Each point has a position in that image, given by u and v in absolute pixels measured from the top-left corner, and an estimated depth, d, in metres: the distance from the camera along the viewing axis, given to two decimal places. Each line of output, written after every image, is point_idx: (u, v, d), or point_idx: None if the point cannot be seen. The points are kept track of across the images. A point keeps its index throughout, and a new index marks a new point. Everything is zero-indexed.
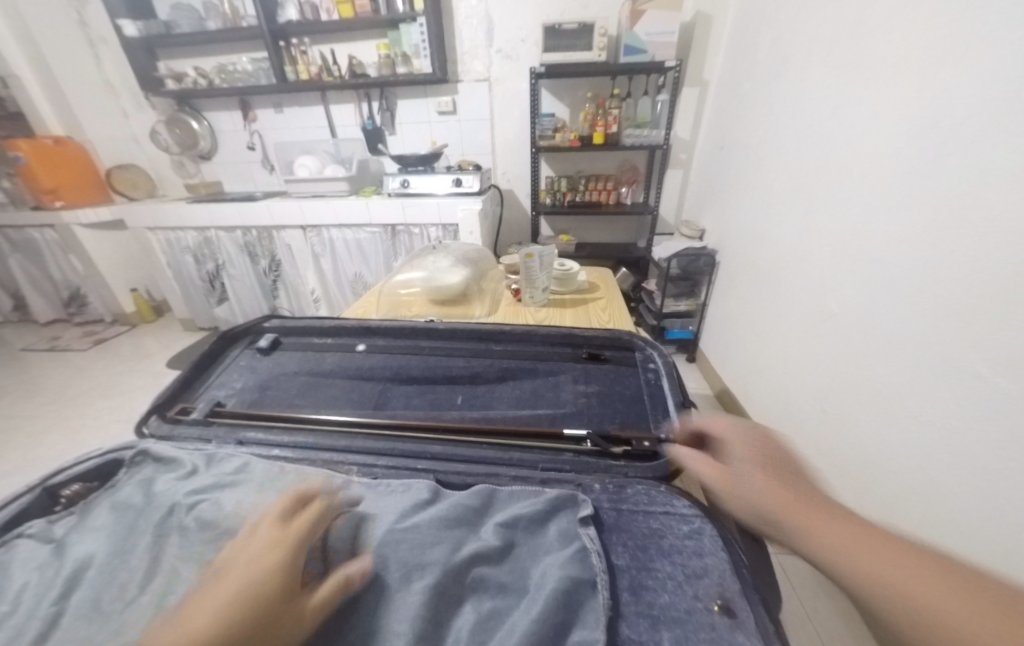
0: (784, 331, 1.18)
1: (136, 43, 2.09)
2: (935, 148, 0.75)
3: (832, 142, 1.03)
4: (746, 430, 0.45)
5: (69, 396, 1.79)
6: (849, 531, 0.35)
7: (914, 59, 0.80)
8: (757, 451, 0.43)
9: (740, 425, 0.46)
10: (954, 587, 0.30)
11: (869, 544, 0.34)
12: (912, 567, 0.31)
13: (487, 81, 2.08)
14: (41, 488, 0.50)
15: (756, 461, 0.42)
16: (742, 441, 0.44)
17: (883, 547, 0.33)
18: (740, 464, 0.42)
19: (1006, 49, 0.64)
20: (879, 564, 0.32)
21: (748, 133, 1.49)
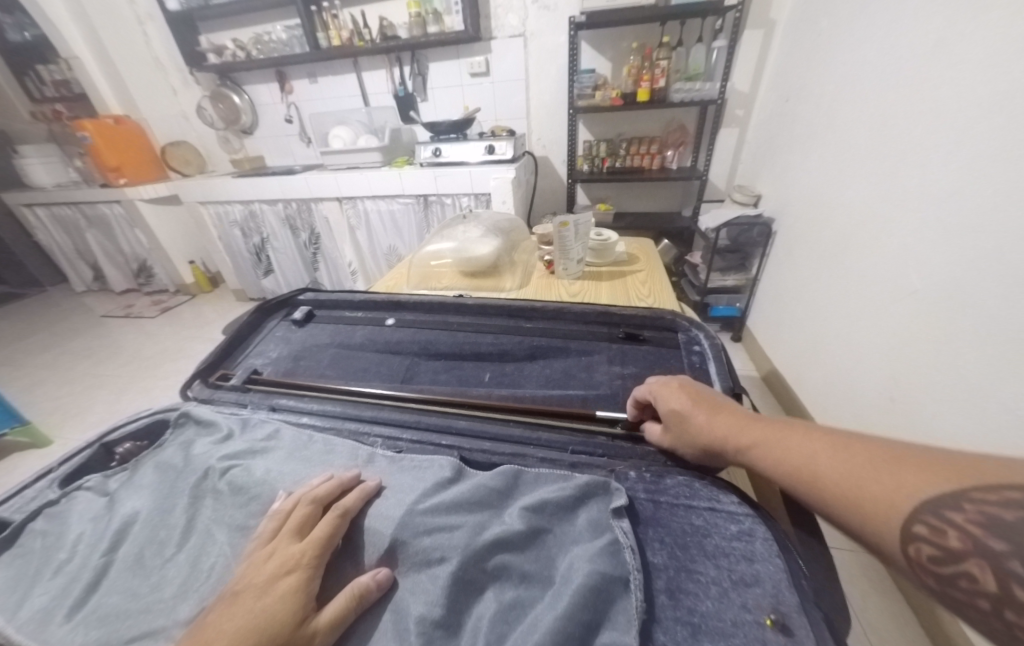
0: (849, 308, 1.05)
1: (178, 18, 2.12)
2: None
3: (934, 84, 0.84)
4: (665, 388, 0.47)
5: (141, 358, 1.98)
6: (769, 438, 0.37)
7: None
8: (684, 400, 0.45)
9: (662, 382, 0.48)
10: (853, 450, 0.32)
11: (803, 442, 0.35)
12: (821, 448, 0.34)
13: (522, 37, 1.93)
14: (100, 443, 0.54)
15: (688, 414, 0.44)
16: (669, 396, 0.46)
17: (796, 437, 0.36)
18: (679, 423, 0.45)
19: None
20: (796, 456, 0.34)
21: (821, 79, 1.29)
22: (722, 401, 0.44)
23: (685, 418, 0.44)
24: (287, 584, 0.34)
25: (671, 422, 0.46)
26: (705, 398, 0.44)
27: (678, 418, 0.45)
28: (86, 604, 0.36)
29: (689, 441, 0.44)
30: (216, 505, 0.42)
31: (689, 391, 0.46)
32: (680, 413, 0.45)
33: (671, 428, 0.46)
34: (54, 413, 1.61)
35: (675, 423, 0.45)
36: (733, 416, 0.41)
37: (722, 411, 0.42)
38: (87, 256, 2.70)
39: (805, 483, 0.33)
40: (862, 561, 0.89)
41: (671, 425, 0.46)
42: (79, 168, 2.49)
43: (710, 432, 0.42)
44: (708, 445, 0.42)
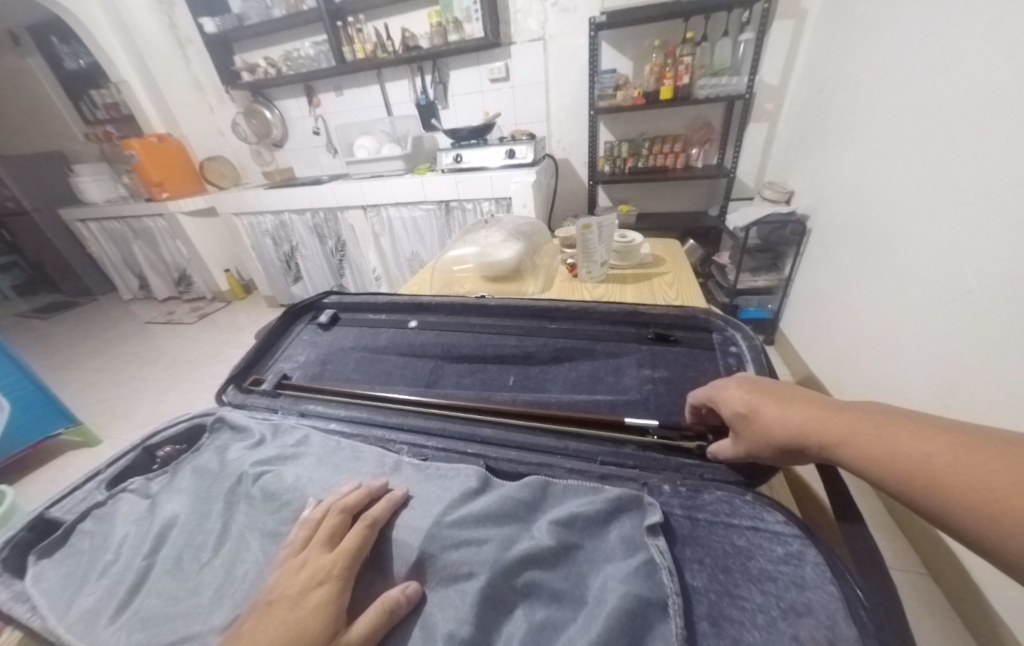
0: (895, 306, 0.97)
1: (215, 40, 2.25)
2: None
3: (987, 67, 0.78)
4: (723, 389, 0.44)
5: (181, 362, 2.08)
6: (863, 432, 0.33)
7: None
8: (748, 399, 0.41)
9: (720, 384, 0.44)
10: (982, 454, 0.28)
11: (908, 439, 0.31)
12: (938, 447, 0.30)
13: (541, 41, 1.93)
14: (143, 447, 0.57)
15: (754, 415, 0.40)
16: (730, 397, 0.42)
17: (900, 434, 0.32)
18: (748, 428, 0.40)
19: None
20: (906, 456, 0.30)
21: (859, 67, 1.22)
22: (791, 393, 0.40)
23: (751, 418, 0.40)
24: (319, 595, 0.34)
25: (740, 428, 0.41)
26: (771, 392, 0.40)
27: (741, 418, 0.41)
28: (128, 607, 0.37)
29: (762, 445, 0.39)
30: (249, 511, 0.43)
31: (751, 387, 0.41)
32: (747, 415, 0.40)
33: (740, 434, 0.42)
34: (103, 414, 1.72)
35: (743, 428, 0.41)
36: (809, 409, 0.37)
37: (795, 403, 0.38)
38: (133, 266, 2.88)
39: (922, 488, 0.29)
40: (915, 582, 0.83)
41: (741, 433, 0.41)
42: (126, 184, 2.67)
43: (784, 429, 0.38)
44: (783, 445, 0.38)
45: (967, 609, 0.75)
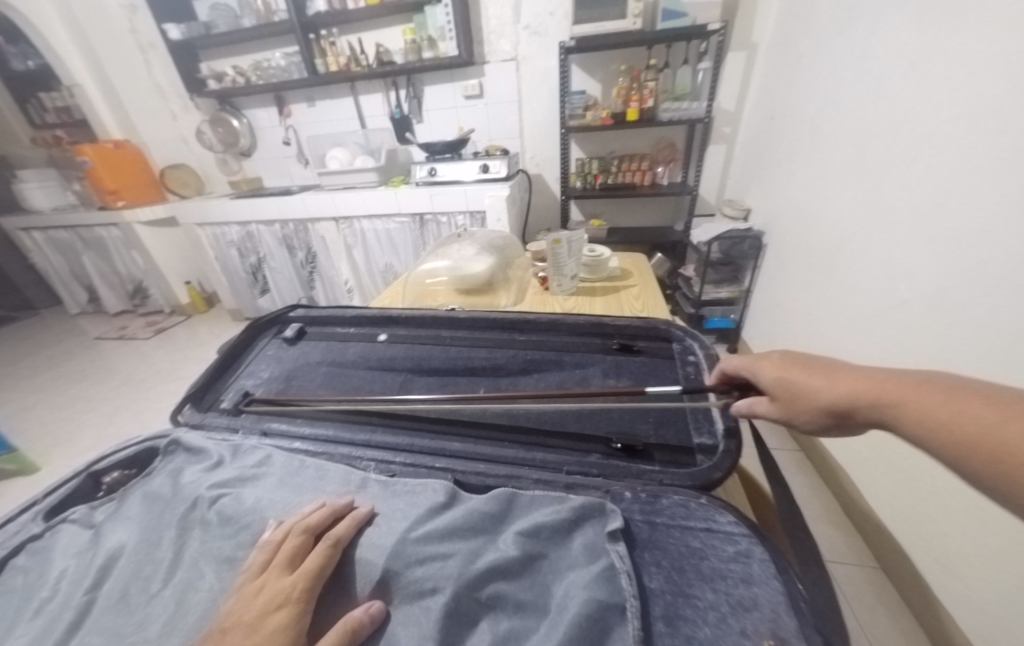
0: (841, 314, 1.06)
1: (179, 47, 2.20)
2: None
3: (913, 100, 0.87)
4: (762, 359, 0.46)
5: (133, 380, 1.96)
6: (915, 397, 0.33)
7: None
8: (788, 367, 0.42)
9: (759, 355, 0.46)
10: None
11: (977, 408, 0.29)
12: (1015, 415, 0.28)
13: (514, 61, 2.01)
14: (87, 473, 0.53)
15: (794, 379, 0.41)
16: (769, 367, 0.44)
17: (967, 404, 0.30)
18: (786, 391, 0.42)
19: None
20: (970, 422, 0.29)
21: (805, 96, 1.33)
22: (837, 363, 0.40)
23: (791, 385, 0.41)
24: (277, 620, 0.33)
25: (776, 392, 0.43)
26: (813, 362, 0.41)
27: (780, 385, 0.43)
28: None
29: (800, 408, 0.40)
30: (204, 536, 0.41)
31: (794, 358, 0.43)
32: (786, 380, 0.42)
33: (777, 399, 0.43)
34: (42, 438, 1.59)
35: (781, 391, 0.42)
36: (856, 377, 0.37)
37: (840, 372, 0.39)
38: (83, 278, 2.71)
39: (986, 458, 0.28)
40: (869, 576, 0.90)
41: (778, 396, 0.43)
42: (77, 191, 2.53)
43: (826, 396, 0.38)
44: (825, 411, 0.39)
45: (916, 601, 0.80)
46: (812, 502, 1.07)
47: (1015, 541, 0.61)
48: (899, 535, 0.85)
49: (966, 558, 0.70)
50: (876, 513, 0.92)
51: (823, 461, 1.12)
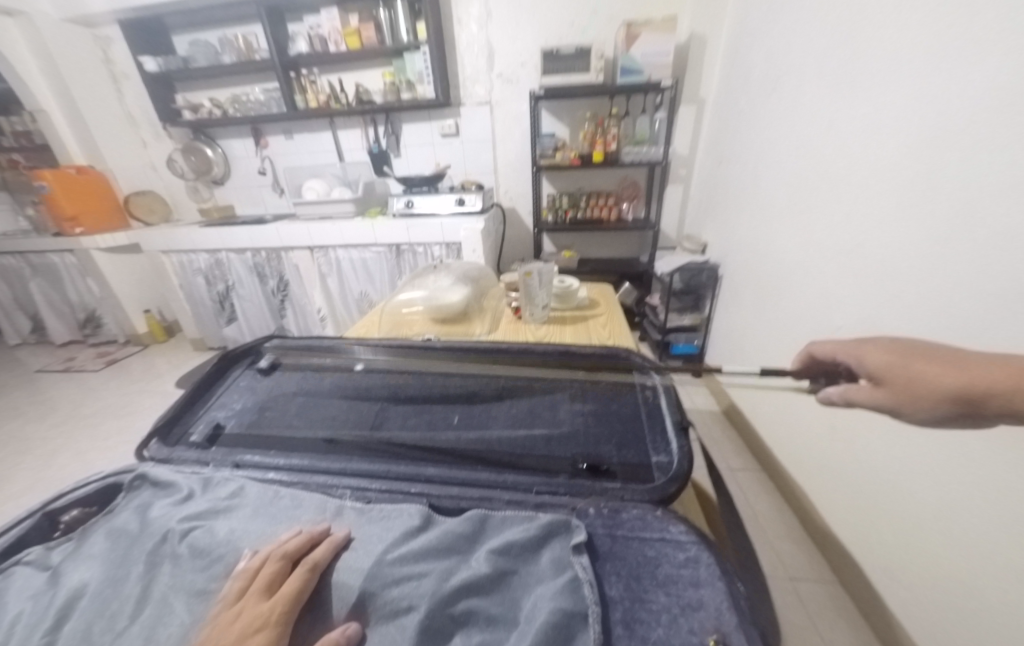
0: (788, 340, 1.16)
1: (155, 78, 2.22)
2: (965, 154, 0.69)
3: (832, 156, 1.02)
4: (867, 346, 0.44)
5: (79, 417, 1.83)
6: None
7: (923, 69, 0.77)
8: (903, 355, 0.41)
9: (861, 343, 0.45)
10: None
11: None
12: None
13: (488, 104, 2.17)
14: (42, 513, 0.51)
15: (910, 366, 0.40)
16: (877, 354, 0.43)
17: None
18: (899, 377, 0.40)
19: (1003, 70, 0.63)
20: None
21: (747, 147, 1.51)
22: (956, 352, 0.40)
23: (909, 373, 0.40)
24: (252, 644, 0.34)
25: (886, 378, 0.42)
26: (927, 350, 0.41)
27: (893, 372, 0.41)
28: None
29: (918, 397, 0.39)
30: (175, 570, 0.41)
31: (905, 347, 0.42)
32: (900, 367, 0.41)
33: (884, 387, 0.42)
34: None
35: (892, 378, 0.41)
36: (988, 366, 0.37)
37: (966, 360, 0.38)
38: (28, 306, 2.55)
39: None
40: (828, 590, 0.95)
41: (886, 383, 0.42)
42: (31, 217, 2.43)
43: (959, 385, 0.37)
44: (952, 401, 0.38)
45: (872, 612, 0.86)
46: (774, 520, 1.13)
47: (954, 544, 0.68)
48: (853, 547, 0.92)
49: (911, 565, 0.76)
50: (832, 528, 0.99)
51: (783, 480, 1.19)
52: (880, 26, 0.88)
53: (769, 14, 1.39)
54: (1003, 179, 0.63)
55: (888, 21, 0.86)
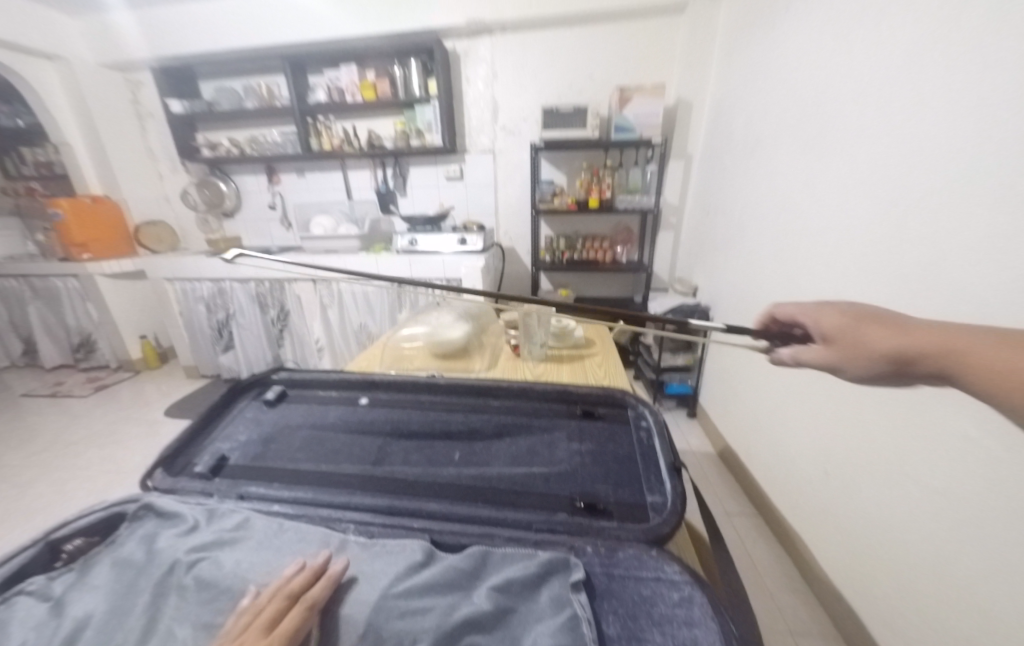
0: (778, 383, 1.21)
1: (180, 119, 2.38)
2: (926, 219, 0.76)
3: (810, 213, 1.11)
4: (824, 309, 0.46)
5: (61, 445, 1.79)
6: (997, 351, 0.35)
7: (885, 143, 0.86)
8: (857, 318, 0.43)
9: (820, 306, 0.47)
10: None
11: None
12: None
13: (491, 153, 2.33)
14: (44, 541, 0.51)
15: (858, 327, 0.42)
16: (831, 317, 0.45)
17: None
18: (847, 338, 0.43)
19: (953, 151, 0.71)
20: None
21: (732, 200, 1.63)
22: (906, 318, 0.41)
23: (857, 335, 0.42)
24: None
25: (837, 338, 0.44)
26: (880, 315, 0.43)
27: (844, 334, 0.43)
28: None
29: (861, 359, 0.42)
30: (181, 602, 0.42)
31: (860, 311, 0.44)
32: (851, 329, 0.43)
33: (834, 347, 0.44)
34: None
35: (840, 338, 0.43)
36: (933, 332, 0.39)
37: (916, 327, 0.40)
38: (23, 329, 2.55)
39: None
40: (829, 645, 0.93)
41: (835, 343, 0.44)
42: (40, 242, 2.50)
43: (903, 347, 0.39)
44: (896, 361, 0.40)
45: None
46: (772, 568, 1.12)
47: (950, 594, 0.68)
48: (852, 598, 0.91)
49: (909, 615, 0.76)
50: (831, 577, 0.98)
51: (780, 526, 1.19)
52: (843, 104, 1.00)
53: (748, 86, 1.55)
54: (959, 244, 0.70)
55: (852, 100, 0.97)
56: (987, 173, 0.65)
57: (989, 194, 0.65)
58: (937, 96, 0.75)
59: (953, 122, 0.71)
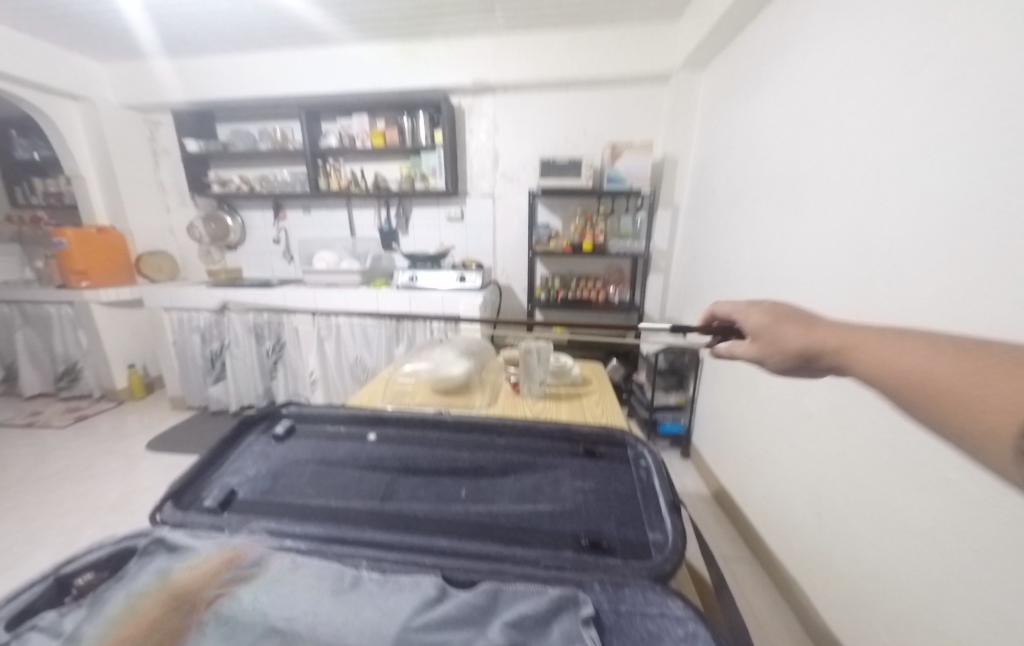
0: (769, 423, 1.26)
1: (194, 157, 2.50)
2: (895, 276, 0.82)
3: (788, 264, 1.20)
4: (756, 311, 0.58)
5: (33, 479, 1.72)
6: (862, 343, 0.42)
7: (852, 203, 0.95)
8: (776, 318, 0.54)
9: (754, 310, 0.58)
10: (969, 358, 0.33)
11: (910, 346, 0.38)
12: (935, 354, 0.35)
13: (491, 197, 2.48)
14: (53, 577, 0.51)
15: (773, 326, 0.54)
16: (759, 319, 0.56)
17: (899, 344, 0.39)
18: (766, 334, 0.55)
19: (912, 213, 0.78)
20: (896, 361, 0.38)
21: (717, 248, 1.75)
22: (812, 318, 0.51)
23: (773, 332, 0.54)
24: None
25: (759, 335, 0.56)
26: (793, 316, 0.53)
27: (764, 332, 0.55)
28: None
29: (775, 351, 0.53)
30: None
31: (779, 313, 0.55)
32: (768, 327, 0.55)
33: (760, 342, 0.56)
34: None
35: (761, 334, 0.55)
36: (824, 328, 0.48)
37: (816, 325, 0.49)
38: (7, 355, 2.50)
39: (911, 390, 0.36)
40: None
41: (760, 339, 0.56)
42: (38, 269, 2.51)
43: (801, 341, 0.49)
44: (798, 353, 0.50)
45: None
46: (771, 616, 1.10)
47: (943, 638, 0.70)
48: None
49: None
50: (830, 625, 0.97)
51: (777, 571, 1.19)
52: (812, 167, 1.11)
53: (728, 148, 1.72)
54: (912, 298, 0.78)
55: (820, 165, 1.08)
56: (936, 236, 0.73)
57: (944, 257, 0.72)
58: (889, 169, 0.84)
59: (903, 193, 0.81)
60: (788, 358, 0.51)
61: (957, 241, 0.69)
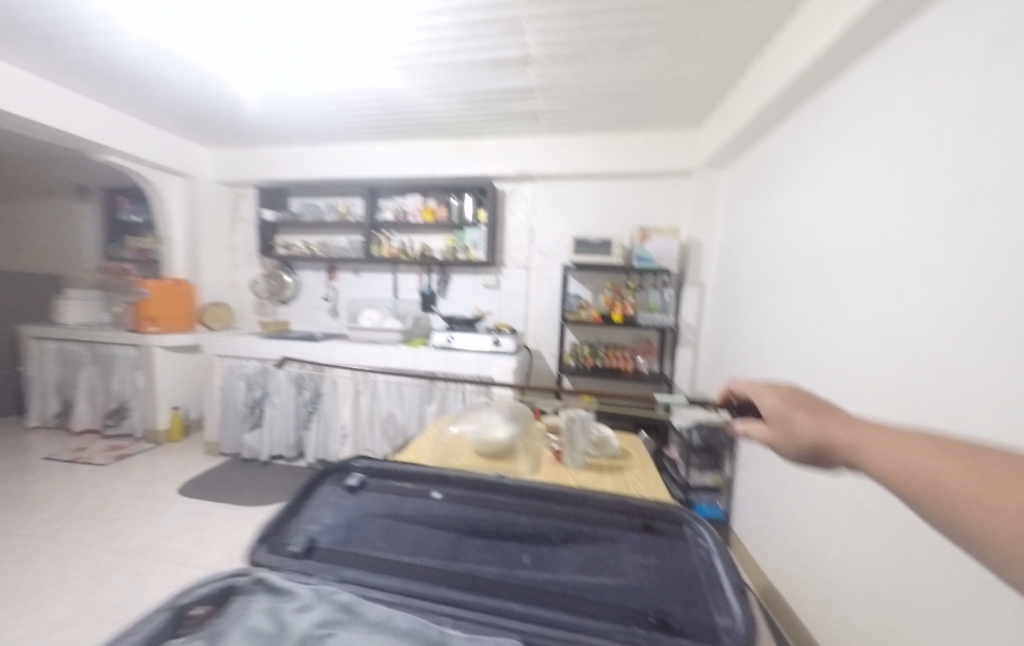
0: (816, 512, 1.22)
1: (268, 225, 2.87)
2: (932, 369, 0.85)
3: (821, 347, 1.25)
4: (769, 394, 0.58)
5: (71, 517, 1.78)
6: (877, 441, 0.42)
7: (880, 297, 1.02)
8: (789, 404, 0.54)
9: (768, 393, 0.58)
10: (985, 469, 0.34)
11: (922, 450, 0.38)
12: (947, 461, 0.36)
13: (525, 269, 2.69)
14: (172, 606, 0.54)
15: (785, 412, 0.54)
16: (772, 403, 0.56)
17: (913, 447, 0.39)
18: (778, 420, 0.54)
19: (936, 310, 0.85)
20: (911, 462, 0.38)
21: (746, 327, 1.83)
22: (827, 409, 0.51)
23: (786, 419, 0.53)
24: None
25: (772, 420, 0.56)
26: (808, 404, 0.53)
27: (777, 417, 0.55)
28: None
29: (787, 439, 0.53)
30: None
31: (792, 399, 0.55)
32: (780, 412, 0.54)
33: (774, 428, 0.55)
34: None
35: (774, 420, 0.55)
36: (840, 422, 0.48)
37: (831, 417, 0.49)
38: (67, 390, 2.70)
39: (930, 495, 0.36)
40: None
41: (773, 424, 0.56)
42: (115, 313, 2.80)
43: (815, 434, 0.49)
44: (813, 445, 0.49)
45: None
46: None
47: None
48: None
49: None
50: None
51: None
52: (838, 260, 1.20)
53: (752, 237, 1.88)
54: (942, 391, 0.83)
55: (845, 259, 1.17)
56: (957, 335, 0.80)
57: (974, 358, 0.76)
58: (910, 270, 0.93)
59: (924, 294, 0.88)
60: (802, 448, 0.50)
61: (975, 345, 0.76)
